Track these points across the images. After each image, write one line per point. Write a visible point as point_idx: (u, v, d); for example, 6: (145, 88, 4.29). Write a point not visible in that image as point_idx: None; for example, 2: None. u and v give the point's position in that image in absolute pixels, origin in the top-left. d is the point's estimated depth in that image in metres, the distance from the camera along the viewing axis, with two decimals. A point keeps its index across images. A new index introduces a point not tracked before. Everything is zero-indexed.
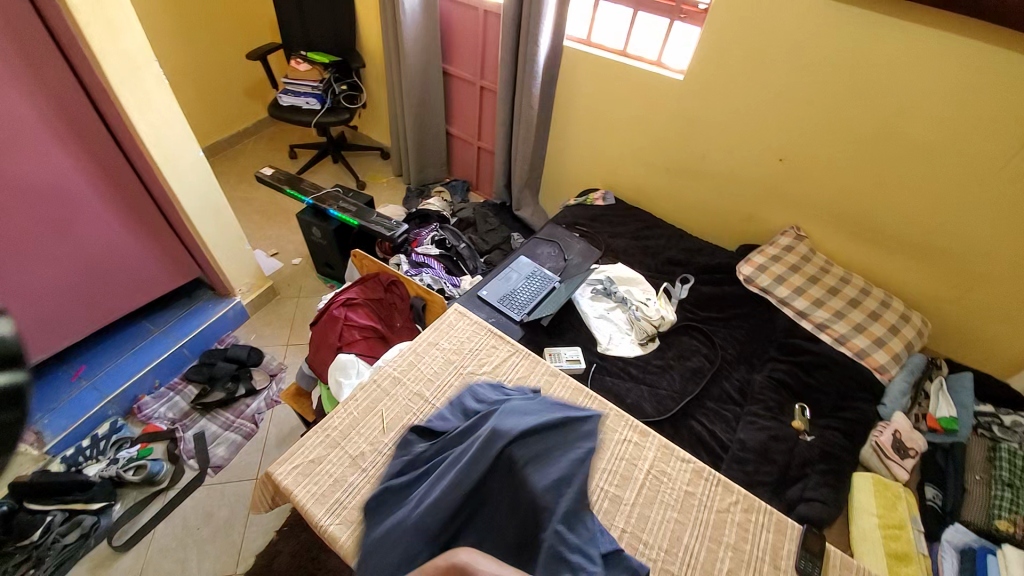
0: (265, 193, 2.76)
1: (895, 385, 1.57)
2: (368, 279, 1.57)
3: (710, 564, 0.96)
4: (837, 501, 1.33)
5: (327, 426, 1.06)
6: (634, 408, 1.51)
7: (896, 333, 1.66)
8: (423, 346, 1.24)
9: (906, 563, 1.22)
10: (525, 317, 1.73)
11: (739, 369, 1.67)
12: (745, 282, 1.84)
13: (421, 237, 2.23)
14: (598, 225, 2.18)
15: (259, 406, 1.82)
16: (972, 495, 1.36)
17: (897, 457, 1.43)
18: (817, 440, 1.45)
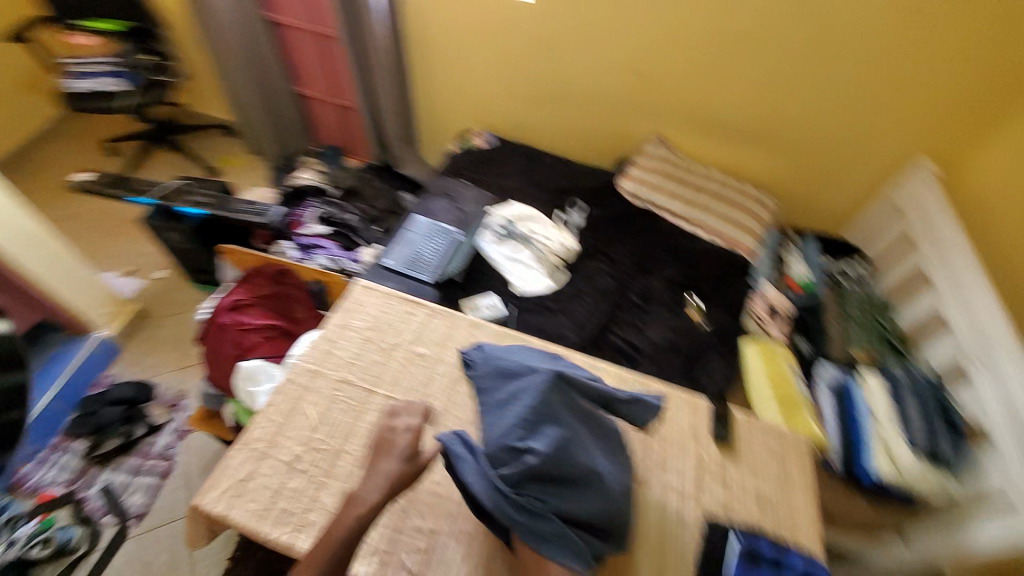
0: (92, 204, 2.29)
1: (761, 262, 1.85)
2: (250, 276, 1.42)
3: (645, 451, 1.10)
4: (732, 374, 1.57)
5: (249, 441, 0.98)
6: (557, 336, 1.60)
7: (754, 216, 1.92)
8: (335, 333, 1.17)
9: (795, 405, 1.47)
10: (438, 278, 1.68)
11: (639, 279, 1.81)
12: (628, 197, 1.99)
13: (302, 217, 2.05)
14: (487, 168, 2.15)
15: (168, 441, 1.62)
16: (832, 337, 1.68)
17: (771, 320, 1.71)
18: (713, 326, 1.67)
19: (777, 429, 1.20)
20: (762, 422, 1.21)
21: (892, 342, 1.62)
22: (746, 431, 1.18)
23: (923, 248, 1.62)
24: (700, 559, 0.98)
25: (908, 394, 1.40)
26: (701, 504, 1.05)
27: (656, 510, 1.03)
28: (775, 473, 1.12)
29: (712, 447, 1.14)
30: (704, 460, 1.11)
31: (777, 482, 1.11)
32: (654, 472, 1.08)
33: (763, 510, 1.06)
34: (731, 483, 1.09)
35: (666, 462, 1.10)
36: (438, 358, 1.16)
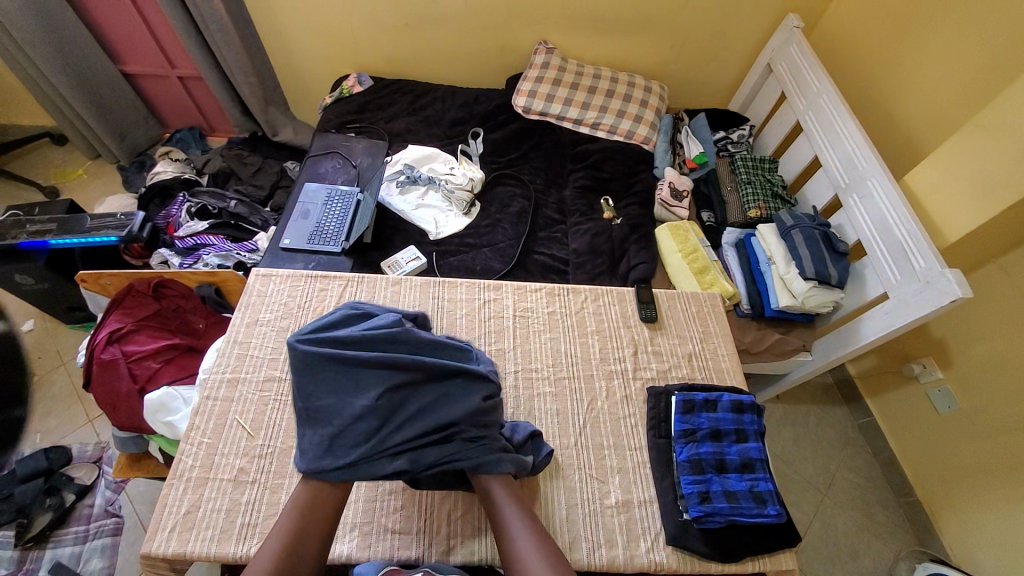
0: None
1: (659, 149, 1.90)
2: (123, 300, 1.26)
3: (588, 352, 1.16)
4: (652, 256, 1.64)
5: (183, 470, 0.92)
6: (485, 270, 1.59)
7: (646, 105, 1.93)
8: (241, 332, 1.08)
9: (706, 272, 1.57)
10: (346, 243, 1.56)
11: (552, 194, 1.82)
12: (524, 113, 1.93)
13: (174, 218, 1.80)
14: (370, 115, 1.97)
15: (106, 497, 1.46)
16: (730, 203, 1.79)
17: (677, 202, 1.76)
18: (623, 219, 1.72)
19: (693, 296, 1.31)
20: (684, 297, 1.30)
21: (779, 193, 1.78)
22: (672, 309, 1.27)
23: (795, 102, 1.73)
24: (649, 422, 1.07)
25: (795, 232, 1.54)
26: (642, 377, 1.14)
27: (606, 398, 1.10)
28: (700, 335, 1.23)
29: (645, 330, 1.21)
30: (640, 344, 1.19)
31: (700, 339, 1.22)
32: (598, 363, 1.14)
33: (693, 366, 1.17)
34: (666, 357, 1.18)
35: (608, 355, 1.16)
36: None
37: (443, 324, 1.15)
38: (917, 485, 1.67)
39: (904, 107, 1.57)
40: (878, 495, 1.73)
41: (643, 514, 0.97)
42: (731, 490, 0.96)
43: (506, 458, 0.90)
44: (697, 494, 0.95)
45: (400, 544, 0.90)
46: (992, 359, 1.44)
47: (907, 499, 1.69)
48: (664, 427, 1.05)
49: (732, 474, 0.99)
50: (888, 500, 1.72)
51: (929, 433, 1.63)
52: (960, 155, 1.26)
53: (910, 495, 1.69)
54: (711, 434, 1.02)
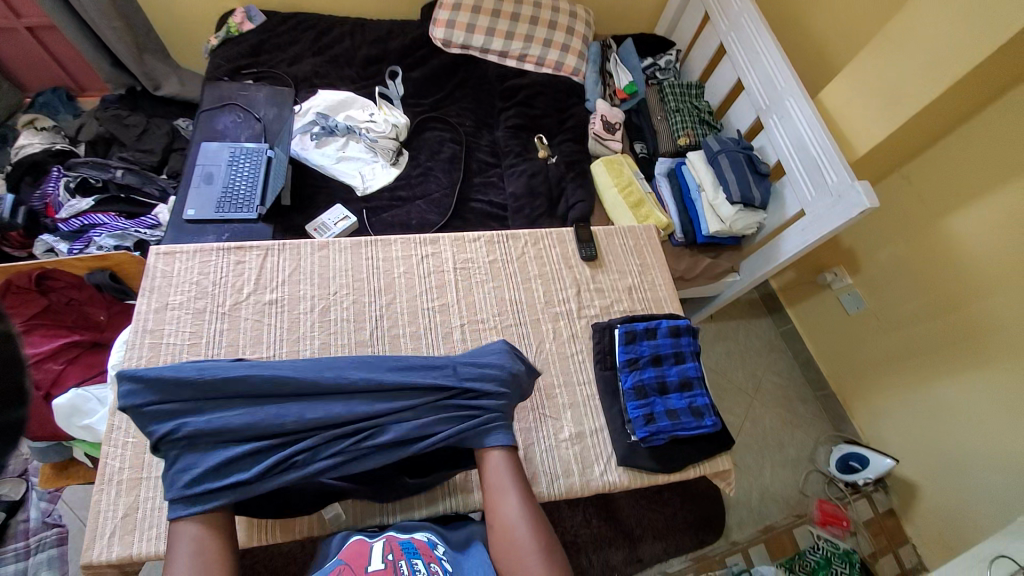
0: None
1: (588, 80, 1.83)
2: (0, 298, 1.08)
3: (532, 297, 1.16)
4: (589, 193, 1.63)
5: (111, 474, 0.85)
6: (422, 223, 1.52)
7: (572, 33, 1.83)
8: (152, 319, 0.97)
9: (642, 205, 1.59)
10: (263, 209, 1.42)
11: (483, 136, 1.73)
12: (445, 46, 1.78)
13: (50, 197, 1.55)
14: (268, 58, 1.73)
15: (42, 509, 1.36)
16: (661, 133, 1.79)
17: (610, 135, 1.74)
18: (559, 157, 1.69)
19: (630, 230, 1.33)
20: (622, 232, 1.32)
21: (706, 120, 1.79)
22: (611, 245, 1.28)
23: (717, 22, 1.71)
24: (595, 357, 1.11)
25: (721, 157, 1.58)
26: (586, 315, 1.16)
27: (553, 339, 1.12)
28: (640, 268, 1.27)
29: (586, 269, 1.23)
30: (583, 284, 1.20)
31: (640, 272, 1.26)
32: (543, 307, 1.15)
33: (633, 298, 1.22)
34: (608, 293, 1.21)
35: (552, 297, 1.17)
36: (294, 296, 1.05)
37: (380, 285, 1.10)
38: (830, 376, 1.90)
39: (818, 21, 1.59)
40: (797, 390, 1.96)
41: (596, 442, 1.03)
42: (672, 409, 1.04)
43: (496, 428, 0.87)
44: (642, 417, 1.02)
45: (364, 508, 0.92)
46: (895, 262, 1.60)
47: (821, 389, 1.93)
48: (609, 359, 1.10)
49: (673, 394, 1.07)
50: (806, 393, 1.96)
51: (840, 332, 1.84)
52: (871, 71, 1.31)
53: (822, 386, 1.93)
54: (652, 360, 1.08)
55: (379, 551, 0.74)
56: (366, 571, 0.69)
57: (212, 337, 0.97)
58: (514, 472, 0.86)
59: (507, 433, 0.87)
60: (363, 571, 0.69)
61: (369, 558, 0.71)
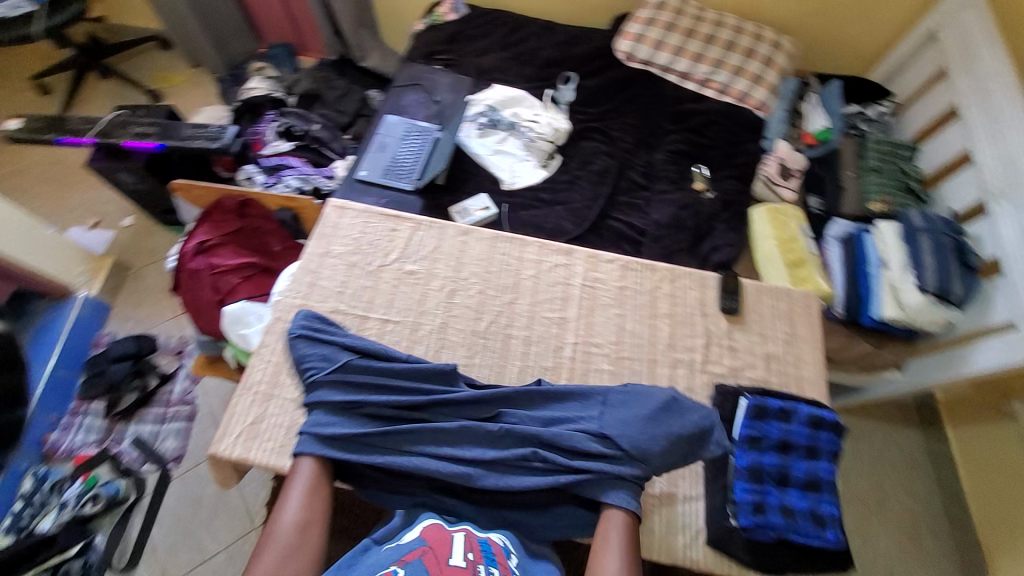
0: (36, 150, 2.08)
1: (775, 116, 1.66)
2: (212, 213, 1.32)
3: (654, 336, 1.08)
4: (741, 239, 1.48)
5: (251, 383, 0.98)
6: (556, 230, 1.50)
7: (769, 64, 1.68)
8: (315, 261, 1.10)
9: (803, 266, 1.41)
10: (418, 183, 1.54)
11: (640, 155, 1.66)
12: (626, 59, 1.75)
13: (261, 136, 1.85)
14: (460, 47, 1.86)
15: (184, 386, 1.63)
16: (848, 190, 1.56)
17: (783, 181, 1.56)
18: (717, 193, 1.56)
19: (786, 292, 1.17)
20: (776, 292, 1.16)
21: (911, 188, 1.52)
22: (759, 303, 1.14)
23: (957, 78, 1.42)
24: None
25: (921, 237, 1.33)
26: (710, 372, 1.05)
27: (666, 386, 1.03)
28: (787, 338, 1.11)
29: (724, 322, 1.11)
30: (715, 337, 1.09)
31: (785, 343, 1.10)
32: (664, 350, 1.06)
33: (770, 369, 1.07)
34: (742, 356, 1.07)
35: (677, 343, 1.07)
36: (430, 273, 1.10)
37: (507, 283, 1.11)
38: (981, 525, 1.48)
39: None
40: (930, 524, 1.57)
41: (686, 510, 0.93)
42: (789, 507, 0.89)
43: (623, 485, 0.83)
44: (750, 504, 0.88)
45: None
46: None
47: (963, 535, 1.52)
48: (725, 429, 0.97)
49: (794, 490, 0.91)
50: (941, 531, 1.56)
51: (1008, 478, 1.42)
52: None
53: (970, 530, 1.50)
54: (778, 445, 0.93)
55: (461, 544, 0.74)
56: (447, 564, 0.71)
57: (357, 291, 1.07)
58: (630, 535, 0.81)
59: (630, 494, 0.82)
60: (444, 563, 0.71)
61: (452, 550, 0.73)
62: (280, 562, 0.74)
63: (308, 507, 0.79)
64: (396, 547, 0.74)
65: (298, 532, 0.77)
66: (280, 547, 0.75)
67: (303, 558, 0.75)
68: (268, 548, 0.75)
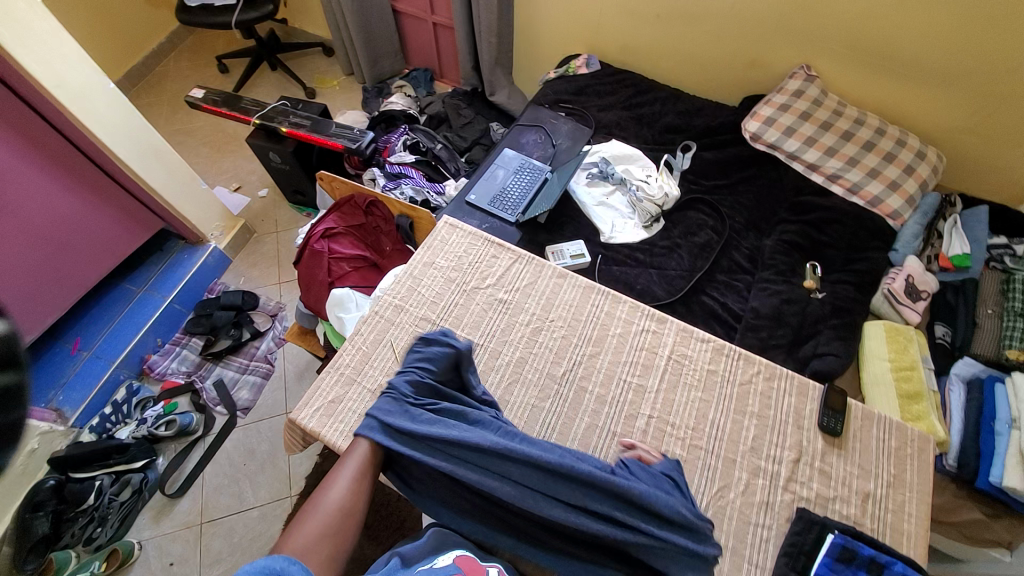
0: (207, 119, 2.43)
1: (906, 230, 1.53)
2: (344, 206, 1.45)
3: (736, 433, 1.00)
4: (849, 352, 1.35)
5: (339, 364, 1.04)
6: (645, 293, 1.48)
7: (910, 172, 1.56)
8: (418, 268, 1.17)
9: (918, 401, 1.25)
10: (520, 217, 1.59)
11: (748, 237, 1.60)
12: (751, 139, 1.70)
13: (390, 144, 2.02)
14: (585, 99, 1.94)
15: (269, 346, 1.76)
16: (983, 329, 1.37)
17: (909, 301, 1.42)
18: (827, 296, 1.44)
19: (898, 426, 1.03)
20: (885, 423, 1.03)
21: None
22: (863, 431, 1.02)
23: None
24: (784, 547, 0.89)
25: None
26: (794, 492, 0.94)
27: (741, 493, 0.94)
28: (891, 479, 0.98)
29: (818, 441, 1.00)
30: (805, 454, 0.98)
31: (889, 485, 0.97)
32: (744, 452, 0.98)
33: (866, 509, 0.94)
34: (835, 485, 0.96)
35: (761, 449, 0.98)
36: (519, 305, 1.13)
37: (591, 334, 1.10)
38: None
39: None
40: None
41: None
42: None
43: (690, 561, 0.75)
44: None
45: None
46: None
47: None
48: (802, 562, 0.87)
49: None
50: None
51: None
52: None
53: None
54: None
55: None
56: None
57: (450, 304, 1.11)
58: None
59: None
60: None
61: None
62: (310, 545, 0.70)
63: (351, 489, 0.78)
64: (432, 570, 0.68)
65: (336, 514, 0.75)
66: (315, 525, 0.73)
67: (334, 547, 0.72)
68: (307, 521, 0.73)
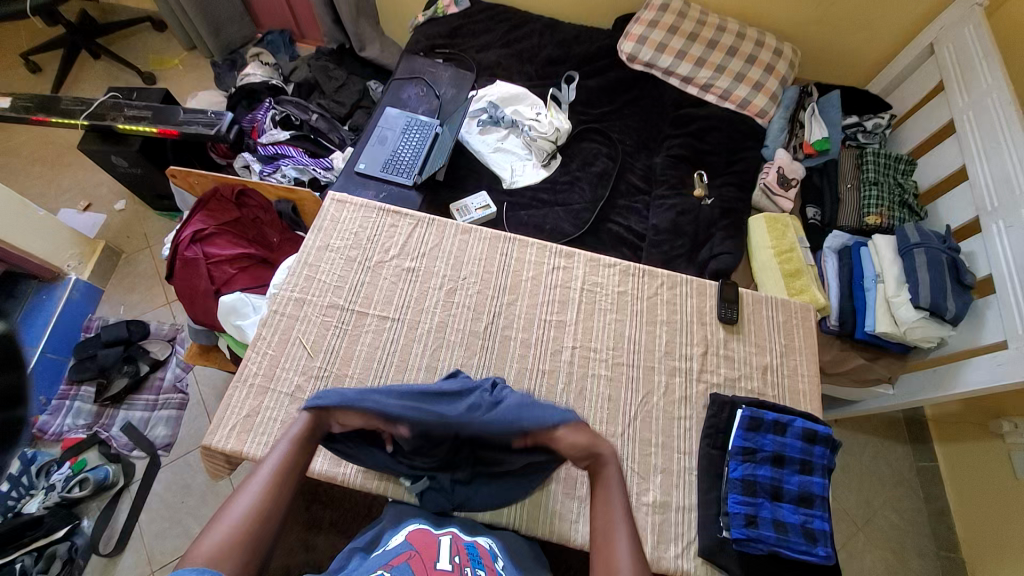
0: (25, 130, 2.01)
1: (773, 125, 1.67)
2: (209, 202, 1.30)
3: (653, 342, 1.08)
4: (739, 247, 1.49)
5: (246, 375, 0.97)
6: (555, 231, 1.50)
7: (770, 71, 1.67)
8: (313, 254, 1.09)
9: (798, 277, 1.41)
10: (417, 178, 1.52)
11: (640, 158, 1.66)
12: (628, 61, 1.73)
13: (258, 123, 1.81)
14: (460, 42, 1.84)
15: (176, 372, 1.60)
16: (846, 202, 1.56)
17: (782, 191, 1.57)
18: (716, 200, 1.56)
19: (783, 303, 1.17)
20: (772, 303, 1.17)
21: (908, 202, 1.52)
22: (756, 313, 1.15)
23: (953, 96, 1.44)
24: (704, 430, 1.00)
25: (917, 253, 1.35)
26: (706, 380, 1.06)
27: (663, 394, 1.03)
28: (783, 349, 1.12)
29: (720, 331, 1.11)
30: (712, 346, 1.09)
31: (782, 354, 1.11)
32: (661, 357, 1.07)
33: (766, 380, 1.08)
34: (739, 365, 1.08)
35: (674, 350, 1.08)
36: (428, 271, 1.10)
37: (506, 283, 1.11)
38: (963, 542, 1.50)
39: None
40: (914, 540, 1.56)
41: (679, 520, 0.93)
42: (781, 521, 0.90)
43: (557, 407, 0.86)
44: (743, 516, 0.90)
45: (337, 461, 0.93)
46: None
47: (946, 549, 1.53)
48: (720, 439, 0.99)
49: (787, 504, 0.92)
50: (923, 546, 1.55)
51: (989, 495, 1.45)
52: None
53: (952, 548, 1.52)
54: (773, 459, 0.94)
55: (447, 549, 0.72)
56: (434, 568, 0.67)
57: (355, 285, 1.07)
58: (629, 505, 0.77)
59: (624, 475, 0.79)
60: (432, 567, 0.67)
61: (439, 554, 0.70)
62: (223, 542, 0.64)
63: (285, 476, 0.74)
64: (383, 555, 0.70)
65: (274, 482, 0.73)
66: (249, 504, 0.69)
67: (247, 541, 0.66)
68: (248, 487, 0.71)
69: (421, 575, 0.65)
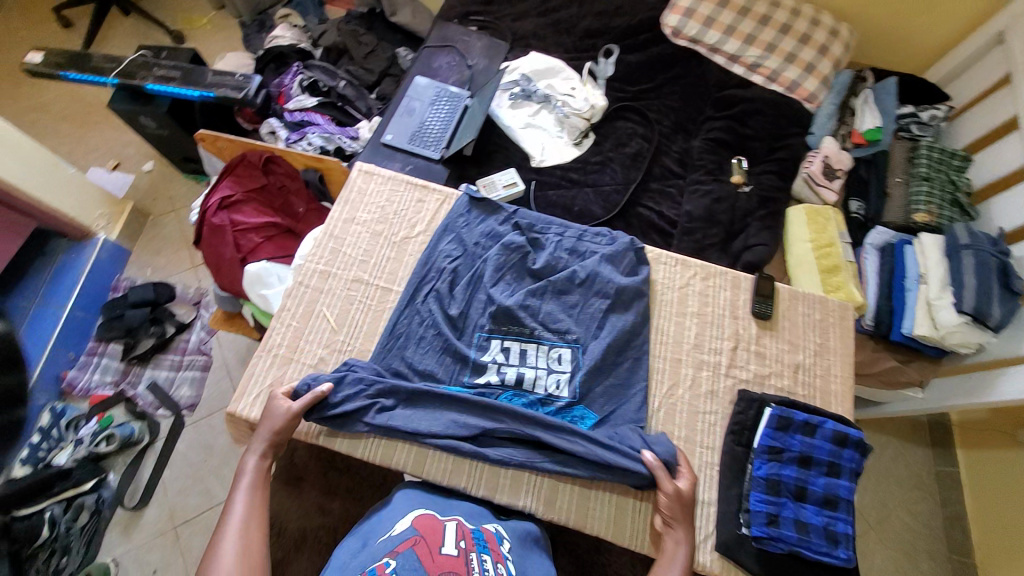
0: (58, 88, 2.02)
1: (821, 113, 1.57)
2: (237, 167, 1.28)
3: (682, 334, 1.05)
4: (775, 239, 1.42)
5: (271, 345, 0.98)
6: (584, 214, 1.46)
7: (824, 52, 1.56)
8: (339, 226, 1.09)
9: (836, 273, 1.36)
10: (445, 153, 1.48)
11: (677, 140, 1.59)
12: (672, 36, 1.64)
13: (285, 88, 1.77)
14: (496, 9, 1.76)
15: (200, 336, 1.63)
16: (892, 198, 1.49)
17: (826, 182, 1.50)
18: (754, 188, 1.49)
19: (821, 300, 1.12)
20: (811, 301, 1.11)
21: (960, 202, 1.44)
22: (792, 310, 1.10)
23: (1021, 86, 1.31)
24: (730, 427, 0.97)
25: (965, 255, 1.27)
26: (735, 376, 1.02)
27: (688, 387, 1.01)
28: (817, 349, 1.07)
29: (753, 327, 1.07)
30: (742, 341, 1.06)
31: (815, 354, 1.06)
32: (690, 350, 1.04)
33: (797, 379, 1.04)
34: (770, 363, 1.04)
35: (703, 343, 1.04)
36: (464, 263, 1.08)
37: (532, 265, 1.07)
38: (977, 547, 1.47)
39: None
40: (928, 545, 1.53)
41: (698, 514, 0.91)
42: (804, 522, 0.89)
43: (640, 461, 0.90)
44: (765, 514, 0.89)
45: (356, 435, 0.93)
46: None
47: (961, 556, 1.49)
48: (746, 436, 0.96)
49: (811, 505, 0.90)
50: (936, 552, 1.52)
51: (1013, 500, 1.40)
52: None
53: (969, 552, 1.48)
54: (800, 459, 0.92)
55: (452, 534, 0.72)
56: (439, 553, 0.67)
57: (385, 257, 1.06)
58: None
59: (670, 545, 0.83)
60: (437, 550, 0.68)
61: (444, 539, 0.70)
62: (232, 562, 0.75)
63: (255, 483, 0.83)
64: (391, 539, 0.70)
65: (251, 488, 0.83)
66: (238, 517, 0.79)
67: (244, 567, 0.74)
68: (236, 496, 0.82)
69: (426, 560, 0.65)
